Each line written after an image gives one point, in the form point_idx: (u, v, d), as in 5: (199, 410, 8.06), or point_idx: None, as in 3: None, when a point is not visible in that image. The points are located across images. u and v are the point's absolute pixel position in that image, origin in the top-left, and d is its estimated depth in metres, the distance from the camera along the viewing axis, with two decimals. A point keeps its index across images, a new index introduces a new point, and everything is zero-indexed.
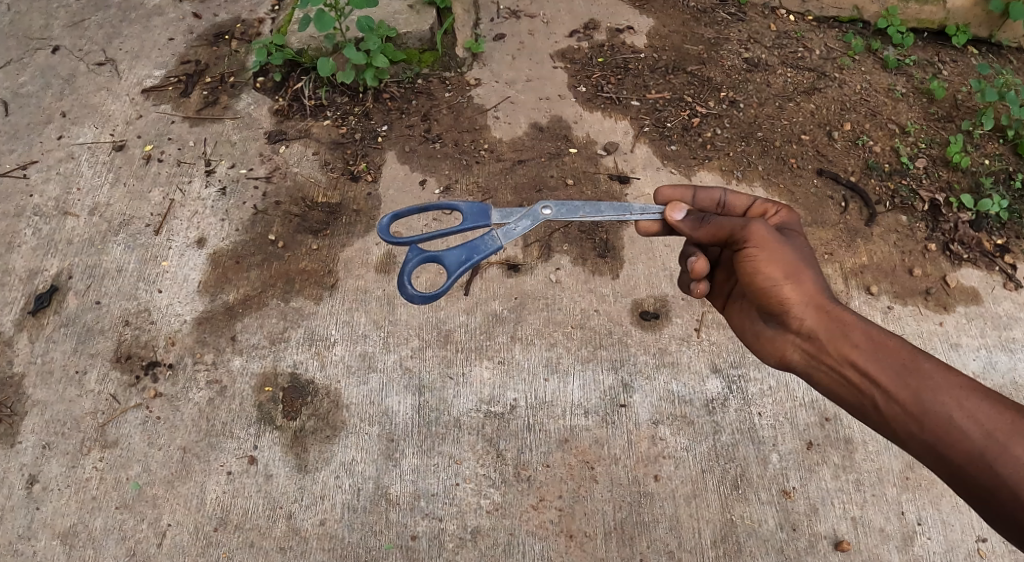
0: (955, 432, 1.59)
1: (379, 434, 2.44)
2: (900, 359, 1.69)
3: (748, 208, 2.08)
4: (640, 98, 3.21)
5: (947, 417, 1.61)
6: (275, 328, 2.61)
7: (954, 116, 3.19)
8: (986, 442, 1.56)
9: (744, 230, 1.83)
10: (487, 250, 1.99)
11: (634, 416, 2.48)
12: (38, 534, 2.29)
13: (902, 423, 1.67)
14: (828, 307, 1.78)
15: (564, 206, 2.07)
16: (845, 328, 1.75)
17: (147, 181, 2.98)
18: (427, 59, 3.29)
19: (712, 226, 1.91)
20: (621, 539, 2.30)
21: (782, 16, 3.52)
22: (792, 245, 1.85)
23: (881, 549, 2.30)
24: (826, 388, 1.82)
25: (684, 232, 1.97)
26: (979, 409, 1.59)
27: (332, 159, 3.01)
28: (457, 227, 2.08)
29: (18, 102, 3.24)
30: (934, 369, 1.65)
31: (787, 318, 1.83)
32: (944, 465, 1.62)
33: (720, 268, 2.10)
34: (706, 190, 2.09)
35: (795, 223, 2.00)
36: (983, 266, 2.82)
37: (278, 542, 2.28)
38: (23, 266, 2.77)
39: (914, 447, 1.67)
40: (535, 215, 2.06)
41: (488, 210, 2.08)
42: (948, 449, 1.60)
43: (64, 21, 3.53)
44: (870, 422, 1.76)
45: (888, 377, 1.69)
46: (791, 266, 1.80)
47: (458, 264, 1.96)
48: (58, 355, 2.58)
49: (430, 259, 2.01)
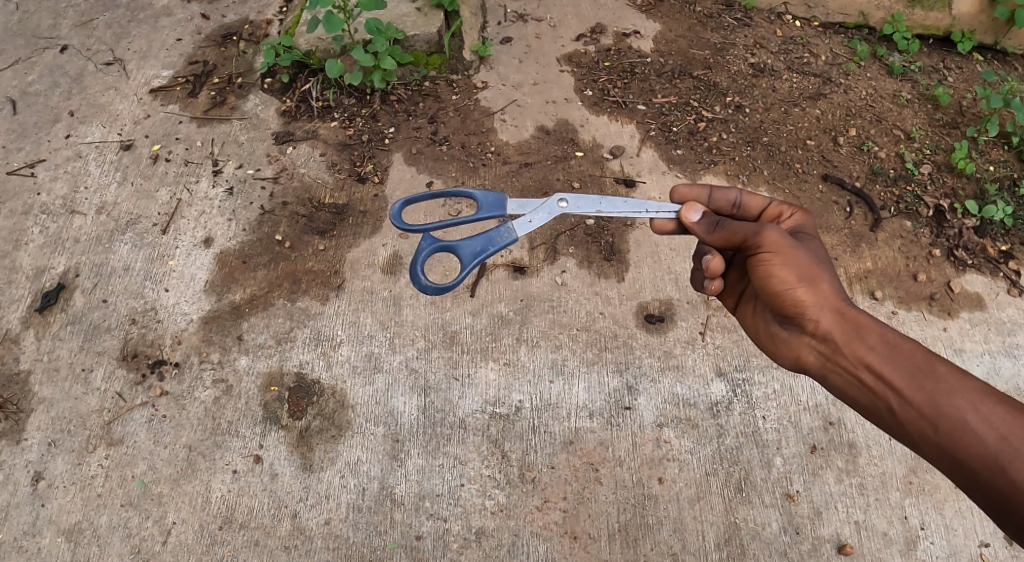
0: (969, 436, 1.59)
1: (384, 434, 2.45)
2: (915, 362, 1.69)
3: (763, 209, 2.08)
4: (646, 102, 3.22)
5: (961, 420, 1.61)
6: (281, 328, 2.63)
7: (959, 122, 3.20)
8: (1000, 446, 1.56)
9: (758, 235, 1.84)
10: (503, 243, 1.99)
11: (639, 419, 2.48)
12: (43, 531, 2.30)
13: (916, 426, 1.68)
14: (843, 310, 1.79)
15: (580, 199, 2.07)
16: (860, 331, 1.76)
17: (154, 180, 2.99)
18: (433, 61, 3.30)
19: (725, 231, 1.92)
20: (625, 541, 2.31)
21: (788, 21, 3.53)
22: (806, 248, 1.87)
23: (885, 553, 2.31)
24: (841, 390, 1.82)
25: (698, 235, 1.99)
26: (995, 414, 1.59)
27: (339, 161, 3.03)
28: (472, 216, 2.08)
29: (26, 101, 3.26)
30: (950, 372, 1.66)
31: (801, 321, 1.84)
32: (957, 468, 1.62)
33: (734, 268, 2.11)
34: (722, 190, 2.09)
35: (810, 226, 2.02)
36: (987, 272, 2.83)
37: (283, 541, 2.29)
38: (30, 264, 2.79)
39: (929, 450, 1.67)
40: (551, 208, 2.06)
41: (504, 201, 2.08)
42: (962, 452, 1.60)
43: (73, 21, 3.55)
44: (884, 425, 1.77)
45: (903, 380, 1.69)
46: (806, 269, 1.81)
47: (473, 255, 1.97)
48: (65, 353, 2.59)
49: (443, 249, 2.01)
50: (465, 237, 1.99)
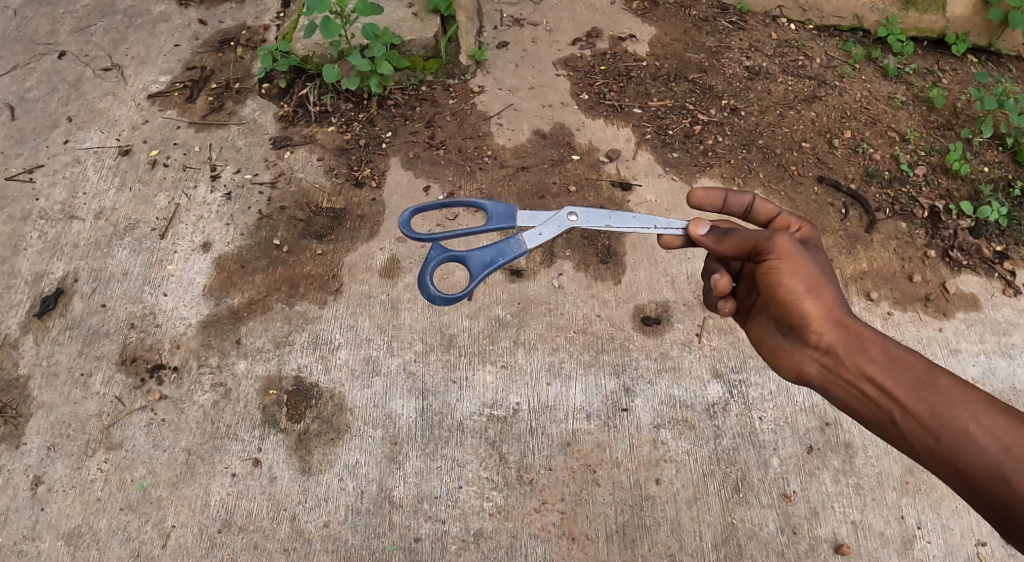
0: (971, 446, 1.61)
1: (382, 437, 2.46)
2: (918, 373, 1.71)
3: (773, 218, 2.10)
4: (642, 106, 3.24)
5: (964, 432, 1.62)
6: (279, 332, 2.64)
7: (953, 124, 3.22)
8: (1002, 456, 1.57)
9: (770, 240, 1.84)
10: (512, 255, 2.01)
11: (636, 420, 2.49)
12: (43, 535, 2.31)
13: (919, 438, 1.69)
14: (846, 322, 1.80)
15: (589, 213, 2.08)
16: (862, 343, 1.77)
17: (152, 185, 3.01)
18: (431, 66, 3.31)
19: (735, 238, 1.90)
20: (623, 542, 2.32)
21: (783, 25, 3.55)
22: (814, 258, 1.87)
23: (882, 552, 2.32)
24: (843, 402, 1.84)
25: (707, 246, 1.96)
26: (996, 424, 1.60)
27: (337, 165, 3.04)
28: (481, 227, 2.09)
29: (24, 107, 3.27)
30: (951, 385, 1.67)
31: (805, 332, 1.85)
32: (961, 480, 1.63)
33: (742, 282, 2.09)
34: (736, 194, 2.09)
35: (817, 239, 2.02)
36: (983, 272, 2.84)
37: (282, 544, 2.30)
38: (30, 269, 2.80)
39: (931, 461, 1.69)
40: (561, 222, 2.07)
41: (514, 213, 2.10)
42: (966, 464, 1.61)
43: (70, 27, 3.57)
44: (886, 437, 1.78)
45: (904, 391, 1.71)
46: (812, 279, 1.82)
47: (482, 267, 1.99)
48: (64, 358, 2.60)
49: (453, 259, 2.02)
50: (475, 249, 2.00)
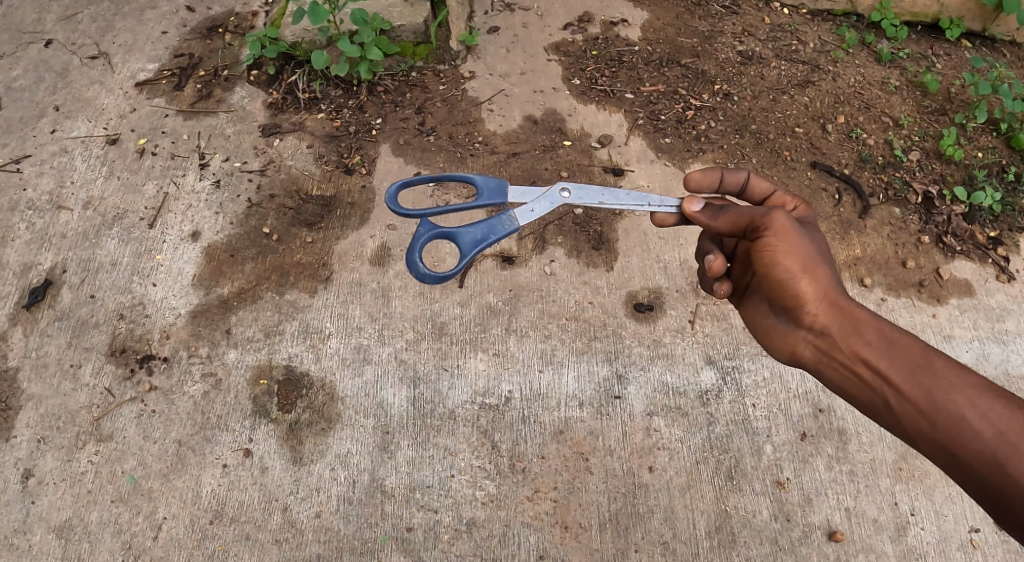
0: (966, 431, 1.60)
1: (374, 426, 2.44)
2: (913, 357, 1.69)
3: (768, 196, 2.09)
4: (634, 91, 3.21)
5: (959, 417, 1.61)
6: (270, 321, 2.61)
7: (947, 109, 3.20)
8: (998, 442, 1.56)
9: (766, 218, 1.83)
10: (503, 232, 1.97)
11: (629, 408, 2.48)
12: (34, 529, 2.29)
13: (913, 422, 1.68)
14: (841, 303, 1.78)
15: (582, 190, 2.05)
16: (858, 325, 1.76)
17: (141, 174, 2.97)
18: (421, 51, 3.27)
19: (732, 214, 1.89)
20: (615, 530, 2.31)
21: (776, 9, 3.52)
22: (811, 238, 1.86)
23: (875, 538, 2.32)
24: (837, 385, 1.82)
25: (702, 223, 1.95)
26: (992, 409, 1.59)
27: (327, 152, 3.01)
28: (471, 203, 2.05)
29: (10, 96, 3.22)
30: (947, 369, 1.66)
31: (799, 313, 1.83)
32: (955, 464, 1.62)
33: (737, 262, 2.09)
34: (732, 172, 2.06)
35: (813, 218, 2.00)
36: (976, 258, 2.84)
37: (274, 535, 2.29)
38: (17, 260, 2.76)
39: (924, 445, 1.68)
40: (553, 198, 2.04)
41: (505, 189, 2.07)
42: (960, 449, 1.61)
43: (57, 14, 3.52)
44: (880, 420, 1.77)
45: (899, 374, 1.69)
46: (807, 258, 1.80)
47: (473, 243, 1.96)
48: (53, 350, 2.58)
49: (442, 236, 1.98)
50: (465, 225, 1.97)
